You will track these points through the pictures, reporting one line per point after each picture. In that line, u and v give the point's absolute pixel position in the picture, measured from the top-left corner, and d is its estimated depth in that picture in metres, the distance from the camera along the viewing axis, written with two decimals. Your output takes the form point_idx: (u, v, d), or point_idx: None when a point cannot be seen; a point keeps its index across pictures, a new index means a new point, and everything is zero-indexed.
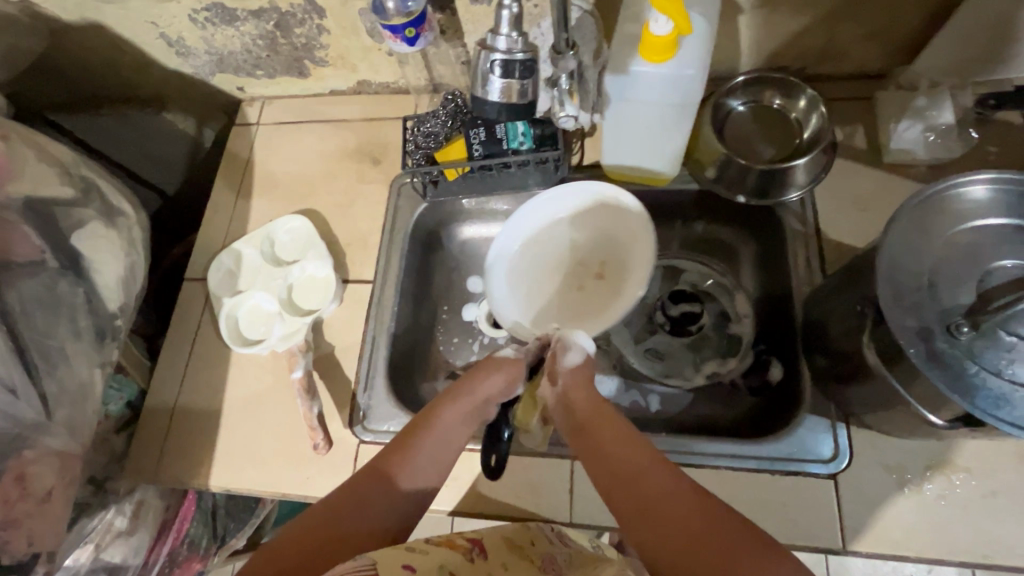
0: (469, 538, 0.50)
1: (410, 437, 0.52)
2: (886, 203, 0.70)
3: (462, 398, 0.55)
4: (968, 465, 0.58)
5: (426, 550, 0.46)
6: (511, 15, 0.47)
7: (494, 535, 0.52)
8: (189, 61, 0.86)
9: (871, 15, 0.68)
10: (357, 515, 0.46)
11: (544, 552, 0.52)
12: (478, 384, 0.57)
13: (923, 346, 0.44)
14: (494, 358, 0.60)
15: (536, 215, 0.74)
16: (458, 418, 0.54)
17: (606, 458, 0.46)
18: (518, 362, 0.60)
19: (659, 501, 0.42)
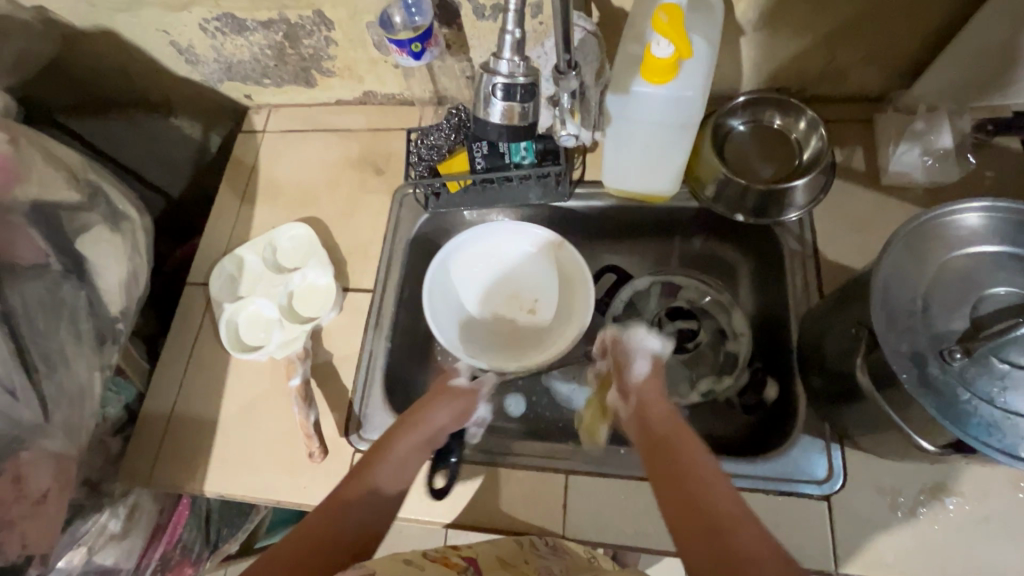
0: (464, 557, 0.54)
1: (380, 457, 0.58)
2: (883, 225, 0.70)
3: (420, 424, 0.62)
4: (961, 489, 0.58)
5: (423, 566, 0.49)
6: (515, 40, 0.48)
7: (490, 555, 0.55)
8: (198, 68, 0.87)
9: (871, 40, 0.69)
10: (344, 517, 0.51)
11: (538, 567, 0.54)
12: (433, 412, 0.64)
13: (915, 372, 0.44)
14: (449, 389, 0.69)
15: (473, 245, 0.79)
16: (422, 439, 0.61)
17: (676, 467, 0.50)
18: (467, 394, 0.69)
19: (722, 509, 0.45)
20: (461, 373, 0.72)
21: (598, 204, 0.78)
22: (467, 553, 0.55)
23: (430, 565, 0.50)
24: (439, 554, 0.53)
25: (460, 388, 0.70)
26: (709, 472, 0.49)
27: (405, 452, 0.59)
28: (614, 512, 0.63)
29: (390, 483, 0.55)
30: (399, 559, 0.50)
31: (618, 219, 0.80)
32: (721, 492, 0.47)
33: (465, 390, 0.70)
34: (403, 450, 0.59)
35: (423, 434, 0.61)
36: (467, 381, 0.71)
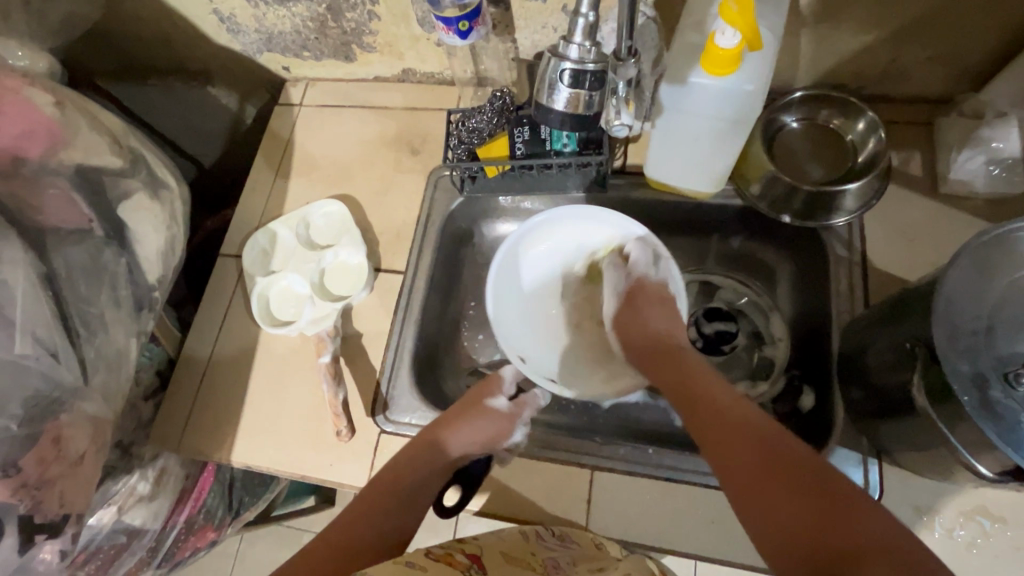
0: (468, 555, 0.54)
1: (397, 469, 0.60)
2: (937, 235, 0.68)
3: (441, 443, 0.62)
4: (1002, 515, 0.56)
5: (426, 567, 0.49)
6: (587, 23, 0.46)
7: (495, 551, 0.56)
8: (239, 38, 0.86)
9: (943, 37, 0.65)
10: (365, 524, 0.56)
11: (545, 559, 0.55)
12: (458, 433, 0.63)
13: (976, 394, 0.42)
14: (482, 408, 0.66)
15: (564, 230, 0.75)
16: (441, 452, 0.62)
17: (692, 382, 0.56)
18: (499, 416, 0.67)
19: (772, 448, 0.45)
20: (501, 396, 0.68)
21: (638, 197, 0.76)
22: (471, 550, 0.56)
23: (433, 567, 0.50)
24: (443, 553, 0.53)
25: (498, 412, 0.67)
26: (718, 387, 0.54)
27: (421, 472, 0.60)
28: (639, 509, 0.62)
29: (409, 492, 0.59)
30: (401, 561, 0.49)
31: (657, 213, 0.77)
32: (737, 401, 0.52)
33: (501, 413, 0.67)
34: (421, 468, 0.61)
35: (443, 454, 0.62)
36: (507, 405, 0.69)
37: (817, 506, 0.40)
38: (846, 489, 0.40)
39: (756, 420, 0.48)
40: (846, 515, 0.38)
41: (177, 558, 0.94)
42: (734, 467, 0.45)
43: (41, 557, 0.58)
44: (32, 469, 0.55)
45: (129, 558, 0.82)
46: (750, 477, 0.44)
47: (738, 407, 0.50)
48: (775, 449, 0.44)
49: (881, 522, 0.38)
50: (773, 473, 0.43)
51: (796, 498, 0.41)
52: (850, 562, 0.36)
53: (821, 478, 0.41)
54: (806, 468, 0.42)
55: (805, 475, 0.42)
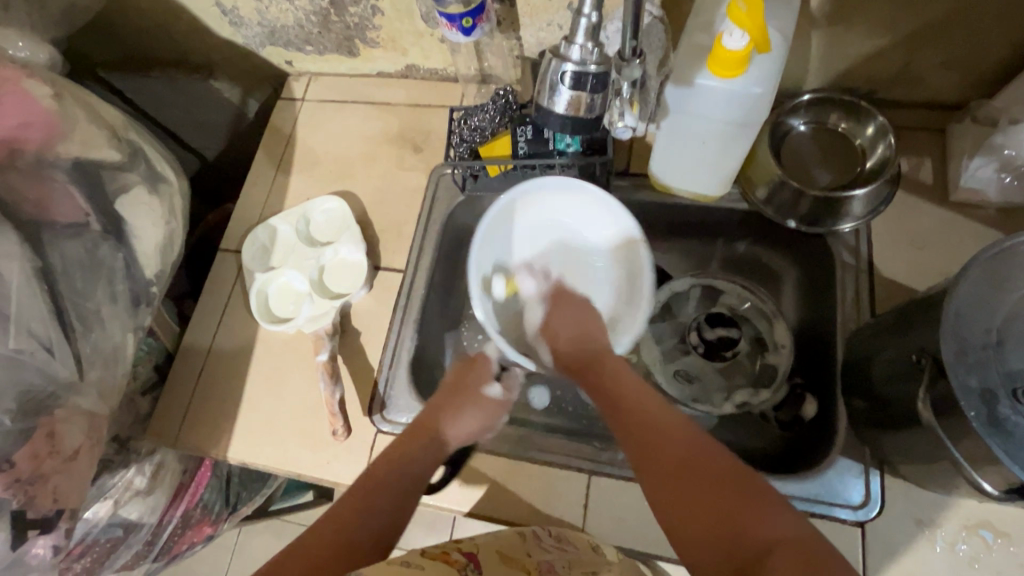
0: (464, 554, 0.52)
1: (394, 459, 0.58)
2: (947, 243, 0.67)
3: (433, 430, 0.62)
4: (1006, 530, 0.55)
5: (421, 566, 0.48)
6: (590, 24, 0.45)
7: (491, 550, 0.54)
8: (241, 31, 0.85)
9: (957, 40, 0.63)
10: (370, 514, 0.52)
11: (540, 561, 0.53)
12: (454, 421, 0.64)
13: (984, 411, 0.41)
14: (473, 399, 0.67)
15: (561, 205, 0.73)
16: (434, 438, 0.61)
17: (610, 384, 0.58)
18: (488, 404, 0.68)
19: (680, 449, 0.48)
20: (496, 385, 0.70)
21: (641, 199, 0.75)
22: (467, 549, 0.54)
23: (429, 565, 0.48)
24: (439, 552, 0.52)
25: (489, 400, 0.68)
26: (639, 389, 0.57)
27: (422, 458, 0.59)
28: (637, 516, 0.61)
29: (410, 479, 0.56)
30: (397, 560, 0.48)
31: (661, 215, 0.76)
32: (654, 402, 0.55)
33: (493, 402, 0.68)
34: (418, 454, 0.59)
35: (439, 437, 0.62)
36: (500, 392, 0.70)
37: (729, 508, 0.42)
38: (756, 486, 0.44)
39: (671, 424, 0.51)
40: (756, 516, 0.41)
41: (175, 551, 0.94)
42: (651, 473, 0.48)
43: (35, 552, 0.58)
44: (25, 464, 0.55)
45: (126, 551, 0.83)
46: (666, 481, 0.46)
47: (656, 411, 0.53)
48: (691, 452, 0.47)
49: (788, 519, 0.41)
50: (688, 477, 0.46)
51: (711, 502, 0.43)
52: (762, 559, 0.39)
53: (732, 476, 0.45)
54: (715, 470, 0.45)
55: (717, 476, 0.45)
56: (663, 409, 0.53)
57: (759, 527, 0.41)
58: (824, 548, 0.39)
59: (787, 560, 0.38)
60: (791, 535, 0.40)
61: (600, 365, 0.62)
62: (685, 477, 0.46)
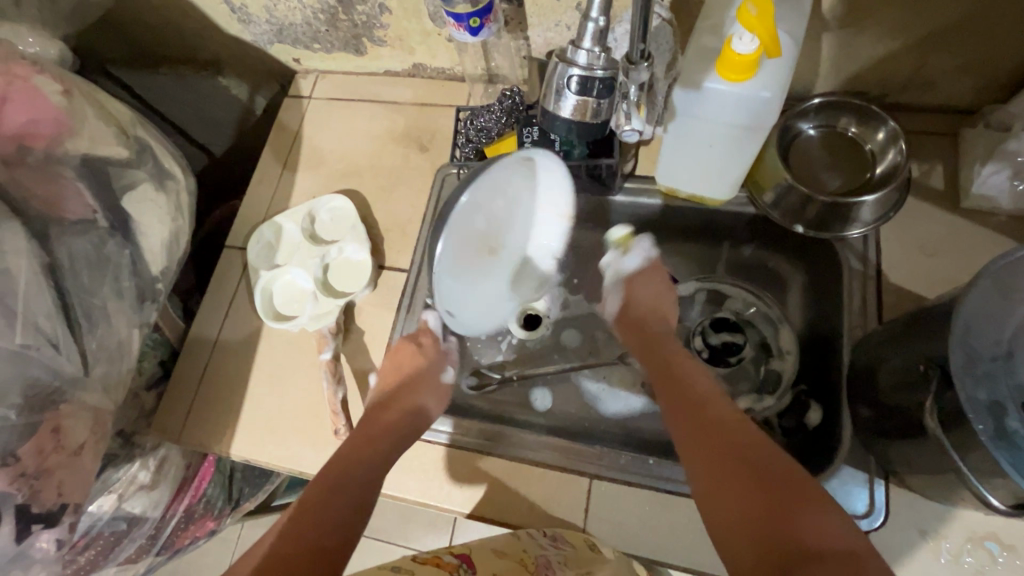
0: (457, 556, 0.54)
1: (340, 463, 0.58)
2: (957, 250, 0.66)
3: (380, 423, 0.63)
4: (1012, 543, 0.55)
5: (412, 570, 0.50)
6: (597, 28, 0.44)
7: (485, 550, 0.56)
8: (250, 28, 0.85)
9: (972, 45, 0.62)
10: (322, 521, 0.52)
11: (537, 556, 0.54)
12: (397, 410, 0.65)
13: (992, 423, 0.41)
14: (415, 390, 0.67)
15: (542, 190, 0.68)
16: (383, 429, 0.62)
17: (673, 376, 0.61)
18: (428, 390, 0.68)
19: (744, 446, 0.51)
20: (450, 369, 0.72)
21: (647, 201, 0.74)
22: (460, 552, 0.56)
23: (420, 569, 0.51)
24: (432, 555, 0.54)
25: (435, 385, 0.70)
26: (703, 382, 0.60)
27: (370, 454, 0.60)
28: (637, 521, 0.61)
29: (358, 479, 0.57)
30: (386, 566, 0.51)
31: (667, 217, 0.76)
32: (716, 396, 0.58)
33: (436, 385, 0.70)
34: (366, 449, 0.60)
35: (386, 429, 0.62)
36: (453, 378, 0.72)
37: (783, 506, 0.45)
38: (809, 488, 0.46)
39: (733, 420, 0.54)
40: (804, 519, 0.44)
41: (177, 546, 0.95)
42: (709, 466, 0.51)
43: (39, 545, 0.58)
44: (30, 459, 0.55)
45: (130, 545, 0.83)
46: (724, 475, 0.50)
47: (718, 405, 0.56)
48: (748, 451, 0.50)
49: (834, 523, 0.44)
50: (745, 474, 0.49)
51: (763, 500, 0.46)
52: (807, 558, 0.42)
53: (788, 475, 0.47)
54: (773, 470, 0.48)
55: (774, 475, 0.48)
56: (727, 405, 0.56)
57: (805, 529, 0.43)
58: (870, 557, 0.41)
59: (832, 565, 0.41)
60: (838, 540, 0.42)
61: (663, 356, 0.64)
62: (744, 473, 0.49)
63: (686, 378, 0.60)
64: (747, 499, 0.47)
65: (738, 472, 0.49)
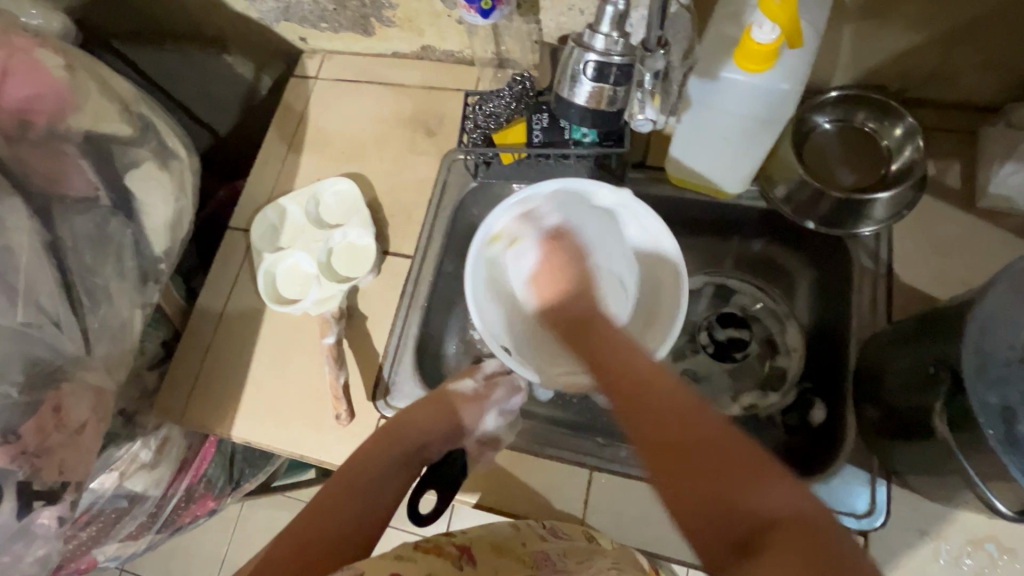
0: (458, 546, 0.52)
1: (349, 472, 0.57)
2: (970, 251, 0.65)
3: (401, 433, 0.60)
4: (1013, 547, 0.54)
5: (414, 560, 0.48)
6: (616, 12, 0.44)
7: (486, 541, 0.54)
8: (256, 5, 0.83)
9: (997, 41, 0.61)
10: (325, 518, 0.51)
11: (536, 551, 0.53)
12: (415, 425, 0.61)
13: (1001, 428, 0.40)
14: (444, 398, 0.64)
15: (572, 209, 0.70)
16: (398, 436, 0.60)
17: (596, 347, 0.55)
18: (467, 399, 0.65)
19: (687, 421, 0.42)
20: (468, 377, 0.67)
21: (657, 193, 0.73)
22: (461, 542, 0.53)
23: (421, 560, 0.48)
24: (431, 546, 0.51)
25: (465, 395, 0.65)
26: (625, 347, 0.53)
27: (378, 467, 0.57)
28: (638, 513, 0.61)
29: (376, 481, 0.56)
30: (388, 556, 0.48)
31: (677, 211, 0.75)
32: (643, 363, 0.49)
33: (464, 397, 0.65)
34: (381, 463, 0.58)
35: (400, 445, 0.59)
36: (474, 385, 0.67)
37: (723, 475, 0.38)
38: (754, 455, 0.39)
39: (665, 386, 0.46)
40: (753, 477, 0.38)
41: (178, 524, 0.96)
42: (644, 433, 0.43)
43: (41, 521, 0.59)
44: (32, 436, 0.55)
45: (131, 522, 0.84)
46: (658, 445, 0.42)
47: (642, 371, 0.48)
48: (686, 409, 0.43)
49: (788, 488, 0.37)
50: (682, 447, 0.41)
51: (699, 471, 0.39)
52: (769, 529, 0.35)
53: (731, 441, 0.40)
54: (712, 433, 0.41)
55: (712, 441, 0.40)
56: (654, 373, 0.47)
57: (756, 494, 0.37)
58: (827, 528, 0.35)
59: (793, 536, 0.34)
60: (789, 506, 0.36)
61: (592, 335, 0.57)
62: (682, 449, 0.41)
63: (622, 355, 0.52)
64: (684, 474, 0.40)
65: (677, 439, 0.41)
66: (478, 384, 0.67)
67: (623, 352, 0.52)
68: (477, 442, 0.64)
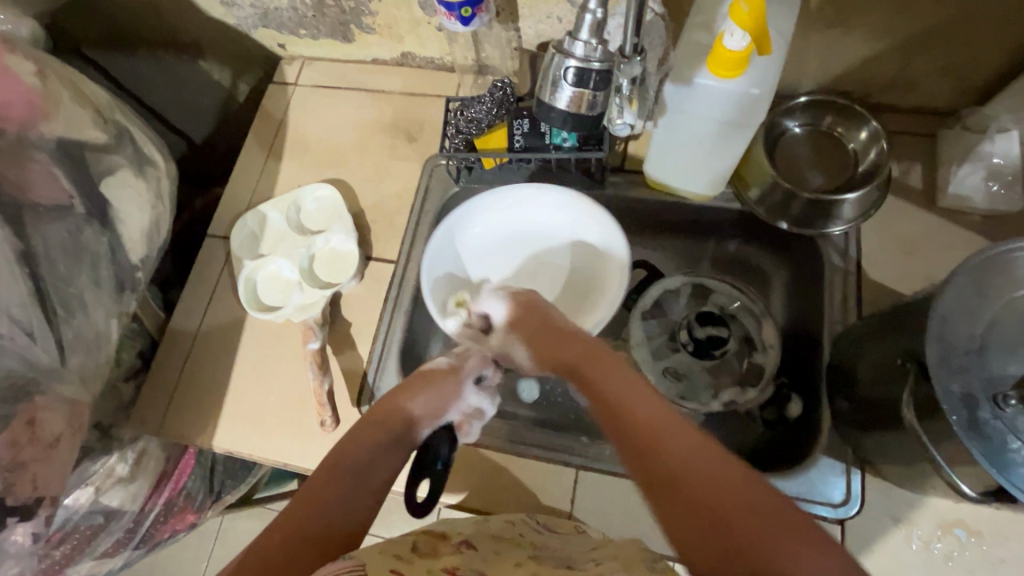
0: (456, 542, 0.52)
1: (333, 455, 0.51)
2: (933, 247, 0.68)
3: (387, 414, 0.55)
4: (979, 530, 0.57)
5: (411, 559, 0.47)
6: (595, 20, 0.45)
7: (484, 535, 0.54)
8: (233, 11, 0.83)
9: (952, 47, 0.64)
10: (308, 515, 0.45)
11: (536, 538, 0.53)
12: (399, 406, 0.55)
13: (965, 414, 0.42)
14: (429, 373, 0.59)
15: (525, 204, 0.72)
16: (389, 414, 0.55)
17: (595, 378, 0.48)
18: (456, 376, 0.60)
19: (710, 485, 0.37)
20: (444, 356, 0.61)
21: (636, 195, 0.74)
22: (459, 536, 0.53)
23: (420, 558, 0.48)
24: (429, 543, 0.51)
25: (439, 371, 0.59)
26: (632, 383, 0.46)
27: (366, 448, 0.52)
28: (625, 509, 0.62)
29: (364, 464, 0.50)
30: (388, 551, 0.47)
31: (655, 214, 0.76)
32: (643, 394, 0.44)
33: (448, 371, 0.59)
34: (364, 447, 0.52)
35: (387, 426, 0.54)
36: (448, 359, 0.61)
37: (756, 567, 0.33)
38: (789, 521, 0.35)
39: (675, 432, 0.40)
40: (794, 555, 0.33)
41: (156, 539, 0.94)
42: (670, 508, 0.38)
43: (14, 539, 0.57)
44: (4, 451, 0.54)
45: (107, 539, 0.81)
46: (691, 514, 0.37)
47: (670, 424, 0.41)
48: (713, 476, 0.37)
49: (831, 562, 0.32)
50: (720, 534, 0.35)
51: (736, 551, 0.34)
52: None
53: (751, 513, 0.35)
54: (728, 495, 0.36)
55: (740, 518, 0.35)
56: (670, 420, 0.41)
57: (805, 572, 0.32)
58: None
59: None
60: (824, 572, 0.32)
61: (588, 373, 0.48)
62: (703, 537, 0.36)
63: (615, 384, 0.46)
64: (717, 543, 0.35)
65: (740, 551, 0.34)
66: (453, 358, 0.61)
67: (624, 385, 0.46)
68: (461, 419, 0.59)
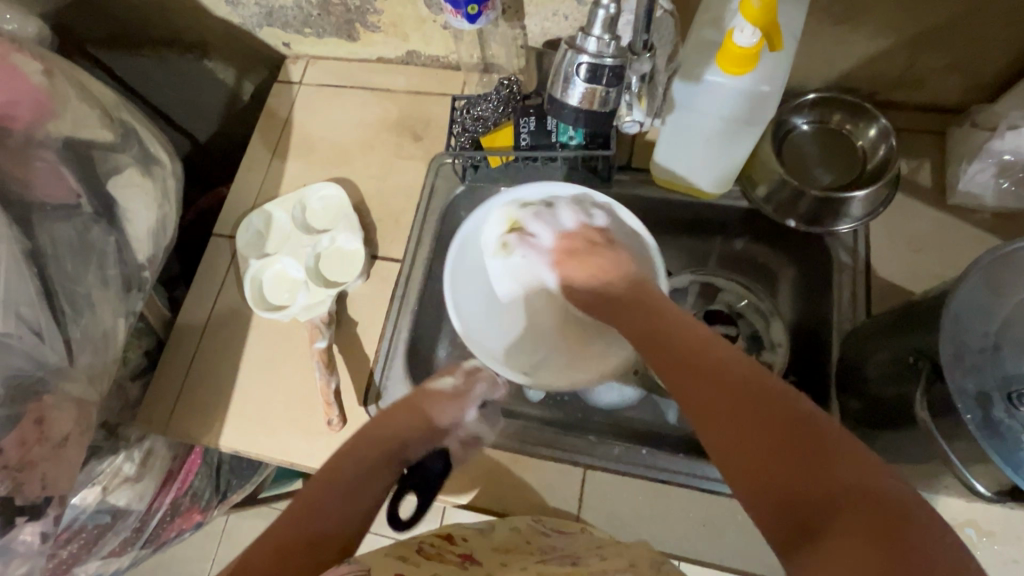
0: (460, 553, 0.51)
1: (331, 463, 0.51)
2: (942, 245, 0.67)
3: (380, 431, 0.55)
4: (991, 530, 0.57)
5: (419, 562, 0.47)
6: (607, 16, 0.44)
7: (488, 547, 0.53)
8: (237, 10, 0.82)
9: (962, 43, 0.64)
10: (303, 520, 0.45)
11: (542, 544, 0.53)
12: (393, 424, 0.56)
13: (979, 413, 0.42)
14: (425, 395, 0.60)
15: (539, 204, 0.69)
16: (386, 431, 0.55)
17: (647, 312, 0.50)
18: (453, 400, 0.61)
19: (749, 391, 0.36)
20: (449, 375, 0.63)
21: (643, 193, 0.74)
22: (463, 548, 0.53)
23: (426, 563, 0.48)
24: (433, 551, 0.51)
25: (445, 393, 0.61)
26: (683, 321, 0.47)
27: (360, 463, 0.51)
28: (632, 510, 0.62)
29: (358, 478, 0.50)
30: (392, 554, 0.48)
31: (662, 212, 0.76)
32: (698, 330, 0.45)
33: (448, 395, 0.61)
34: (357, 457, 0.52)
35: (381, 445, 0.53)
36: (455, 382, 0.63)
37: (799, 464, 0.32)
38: (829, 431, 0.33)
39: (723, 353, 0.41)
40: (830, 462, 0.32)
41: (162, 539, 0.94)
42: (711, 416, 0.37)
43: (23, 538, 0.57)
44: (13, 451, 0.54)
45: (113, 538, 0.82)
46: (723, 413, 0.36)
47: (717, 349, 0.41)
48: (758, 386, 0.37)
49: (873, 473, 0.31)
50: (764, 434, 0.34)
51: (772, 446, 0.33)
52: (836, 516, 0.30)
53: (791, 417, 0.34)
54: (768, 400, 0.35)
55: (780, 419, 0.34)
56: (719, 346, 0.42)
57: (837, 472, 0.31)
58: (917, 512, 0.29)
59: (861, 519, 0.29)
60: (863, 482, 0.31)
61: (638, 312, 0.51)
62: (728, 426, 0.36)
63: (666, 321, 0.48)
64: (754, 438, 0.34)
65: (773, 454, 0.33)
66: (459, 380, 0.63)
67: (677, 324, 0.46)
68: (460, 443, 0.62)
